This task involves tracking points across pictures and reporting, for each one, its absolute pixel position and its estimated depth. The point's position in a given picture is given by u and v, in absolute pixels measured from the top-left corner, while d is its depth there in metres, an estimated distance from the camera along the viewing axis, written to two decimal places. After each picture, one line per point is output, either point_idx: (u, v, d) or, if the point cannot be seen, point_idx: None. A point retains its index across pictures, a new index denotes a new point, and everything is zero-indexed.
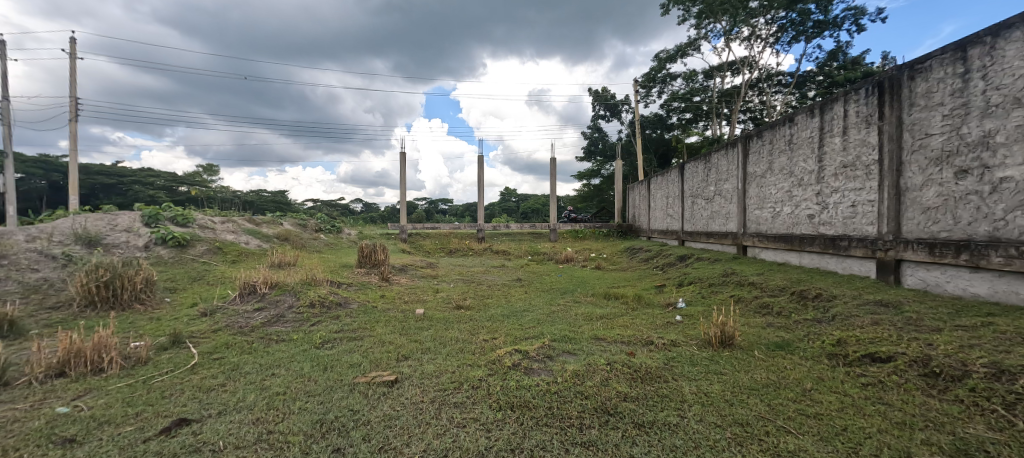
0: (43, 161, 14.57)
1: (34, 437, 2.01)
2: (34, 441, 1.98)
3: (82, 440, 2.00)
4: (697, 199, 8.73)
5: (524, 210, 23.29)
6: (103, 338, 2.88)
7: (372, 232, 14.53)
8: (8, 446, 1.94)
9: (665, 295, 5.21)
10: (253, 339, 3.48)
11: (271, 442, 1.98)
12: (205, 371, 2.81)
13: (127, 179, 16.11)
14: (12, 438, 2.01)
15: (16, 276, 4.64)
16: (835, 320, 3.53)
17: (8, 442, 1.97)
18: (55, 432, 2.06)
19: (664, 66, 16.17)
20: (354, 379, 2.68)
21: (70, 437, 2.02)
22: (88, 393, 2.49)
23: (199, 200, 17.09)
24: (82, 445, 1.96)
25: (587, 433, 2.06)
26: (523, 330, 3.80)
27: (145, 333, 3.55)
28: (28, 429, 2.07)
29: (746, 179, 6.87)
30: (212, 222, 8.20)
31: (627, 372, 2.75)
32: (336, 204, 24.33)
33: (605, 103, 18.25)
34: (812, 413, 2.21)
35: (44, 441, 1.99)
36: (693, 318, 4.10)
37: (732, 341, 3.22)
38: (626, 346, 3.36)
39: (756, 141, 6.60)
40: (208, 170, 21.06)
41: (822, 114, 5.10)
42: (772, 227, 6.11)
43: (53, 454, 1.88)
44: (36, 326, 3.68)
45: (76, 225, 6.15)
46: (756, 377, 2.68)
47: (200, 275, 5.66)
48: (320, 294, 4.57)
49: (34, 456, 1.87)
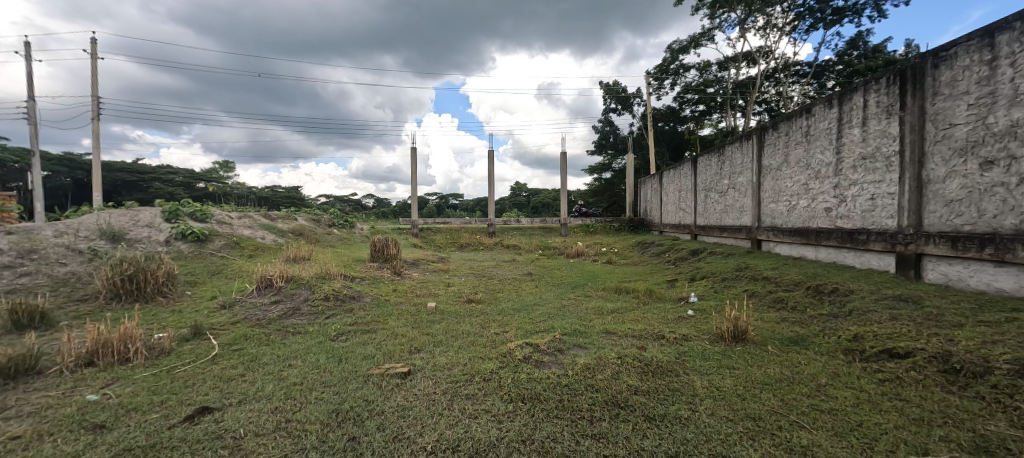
0: (69, 159, 15.03)
1: (67, 422, 2.11)
2: (67, 427, 2.07)
3: (111, 426, 2.09)
4: (710, 193, 8.61)
5: (534, 205, 23.24)
6: (129, 329, 2.97)
7: (383, 227, 14.72)
8: (40, 432, 2.03)
9: (677, 290, 5.17)
10: (271, 332, 3.57)
11: (289, 430, 2.04)
12: (225, 362, 2.89)
13: (147, 176, 16.53)
14: (45, 424, 2.10)
15: (45, 270, 4.82)
16: (852, 315, 3.47)
17: (42, 427, 2.07)
18: (86, 418, 2.15)
19: (677, 57, 15.89)
20: (367, 371, 2.74)
21: (100, 423, 2.11)
22: (116, 382, 2.59)
23: (216, 196, 17.46)
24: (112, 431, 2.05)
25: (597, 426, 2.08)
26: (534, 324, 3.82)
27: (167, 325, 3.66)
28: (59, 416, 2.17)
29: (761, 171, 6.74)
30: (229, 218, 8.37)
31: (638, 366, 2.75)
32: (349, 199, 24.65)
33: (616, 96, 18.02)
34: (827, 408, 2.19)
35: (75, 427, 2.07)
36: (706, 313, 4.07)
37: (745, 336, 3.19)
38: (637, 339, 3.36)
39: (771, 134, 6.47)
40: (225, 167, 21.52)
41: (840, 105, 4.99)
42: (787, 220, 6.01)
43: (85, 440, 1.97)
44: (65, 318, 3.82)
45: (100, 221, 6.36)
46: (770, 371, 2.66)
47: (219, 269, 5.80)
48: (334, 288, 4.64)
49: (67, 442, 1.96)
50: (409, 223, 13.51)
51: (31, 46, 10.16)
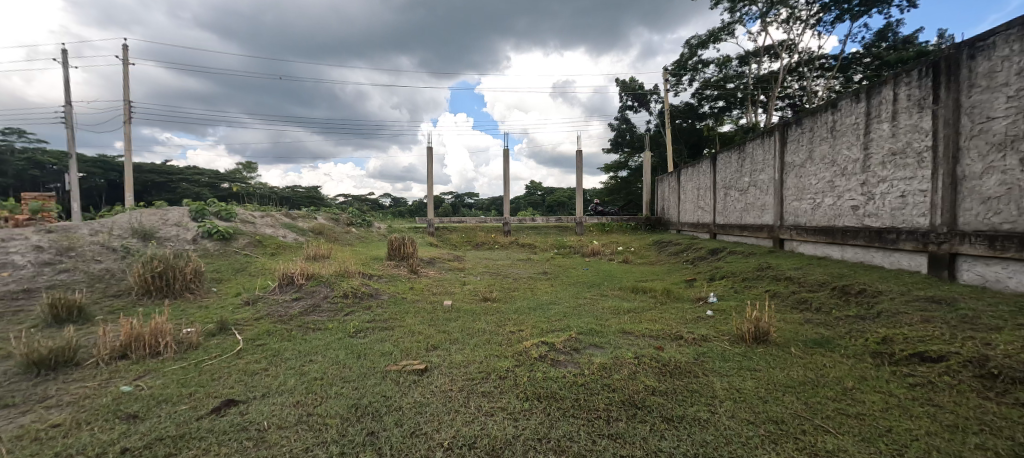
0: (103, 161, 15.64)
1: (103, 412, 2.20)
2: (103, 416, 2.16)
3: (143, 416, 2.16)
4: (730, 190, 8.42)
5: (550, 204, 23.18)
6: (160, 323, 3.08)
7: (400, 226, 14.87)
8: (79, 420, 2.12)
9: (696, 290, 5.08)
10: (293, 327, 3.65)
11: (311, 423, 2.08)
12: (249, 357, 2.97)
13: (175, 177, 17.13)
14: (84, 413, 2.19)
15: (82, 266, 5.04)
16: (881, 317, 3.35)
17: (81, 416, 2.16)
18: (120, 408, 2.23)
19: (695, 52, 15.59)
20: (385, 367, 2.77)
21: (134, 413, 2.19)
22: (148, 374, 2.69)
23: (240, 196, 17.95)
24: (144, 421, 2.13)
25: (614, 426, 2.06)
26: (550, 322, 3.80)
27: (195, 320, 3.79)
28: (96, 405, 2.26)
29: (784, 169, 6.55)
30: (252, 216, 8.59)
31: (655, 366, 2.71)
32: (366, 198, 25.01)
33: (633, 93, 17.80)
34: (853, 413, 2.12)
35: (111, 416, 2.16)
36: (725, 313, 3.98)
37: (767, 337, 3.12)
38: (655, 339, 3.31)
39: (795, 129, 6.28)
40: (248, 167, 22.11)
41: (868, 98, 4.82)
42: (811, 219, 5.84)
43: (120, 428, 2.05)
44: (100, 312, 3.99)
45: (132, 220, 6.61)
46: (793, 374, 2.59)
47: (243, 267, 5.97)
48: (353, 285, 4.72)
49: (103, 430, 2.04)
50: (425, 222, 13.62)
51: (68, 53, 10.60)
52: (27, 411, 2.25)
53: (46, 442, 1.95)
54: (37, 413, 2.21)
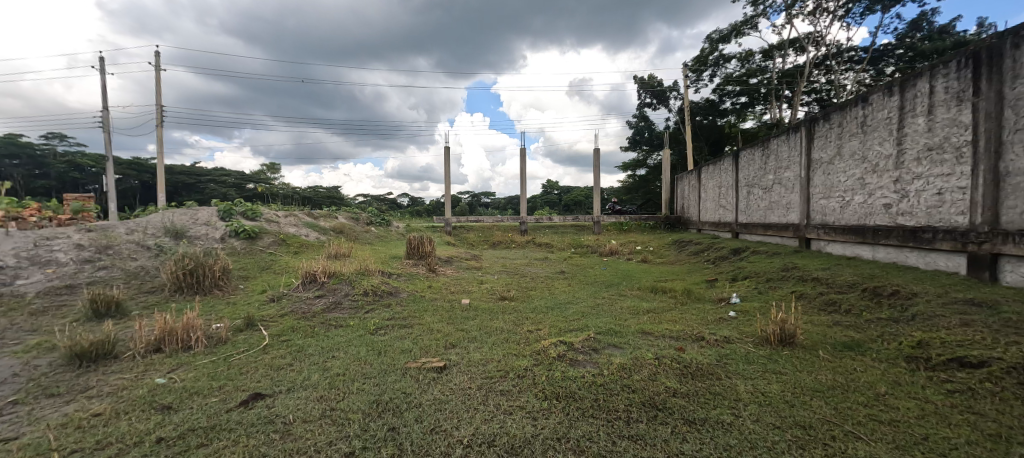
0: (137, 163, 16.29)
1: (140, 403, 2.29)
2: (140, 406, 2.25)
3: (177, 407, 2.25)
4: (754, 188, 8.21)
5: (567, 203, 23.05)
6: (191, 319, 3.20)
7: (418, 225, 15.03)
8: (118, 410, 2.22)
9: (717, 290, 4.97)
10: (315, 324, 3.73)
11: (334, 418, 2.12)
12: (274, 352, 3.05)
13: (204, 178, 17.73)
14: (122, 403, 2.29)
15: (119, 263, 5.27)
16: (916, 319, 3.21)
17: (120, 406, 2.26)
18: (156, 399, 2.32)
19: (716, 47, 15.24)
20: (405, 364, 2.80)
21: (168, 404, 2.27)
22: (180, 367, 2.79)
23: (264, 196, 18.45)
24: (177, 412, 2.20)
25: (635, 427, 2.03)
26: (567, 322, 3.78)
27: (224, 316, 3.91)
28: (134, 396, 2.36)
29: (811, 166, 6.34)
30: (276, 216, 8.81)
31: (676, 368, 2.67)
32: (385, 198, 25.36)
33: (651, 90, 17.53)
34: (886, 419, 2.04)
35: (147, 407, 2.25)
36: (749, 314, 3.88)
37: (793, 340, 3.02)
38: (675, 340, 3.25)
39: (822, 125, 6.07)
40: (272, 168, 22.69)
41: (902, 92, 4.62)
42: (840, 218, 5.64)
43: (155, 419, 2.13)
44: (136, 307, 4.16)
45: (165, 220, 6.86)
46: (821, 378, 2.51)
47: (268, 265, 6.13)
48: (373, 283, 4.79)
49: (140, 419, 2.13)
50: (443, 222, 13.72)
51: (105, 60, 11.09)
52: (71, 400, 2.36)
53: (89, 430, 2.04)
54: (80, 402, 2.32)
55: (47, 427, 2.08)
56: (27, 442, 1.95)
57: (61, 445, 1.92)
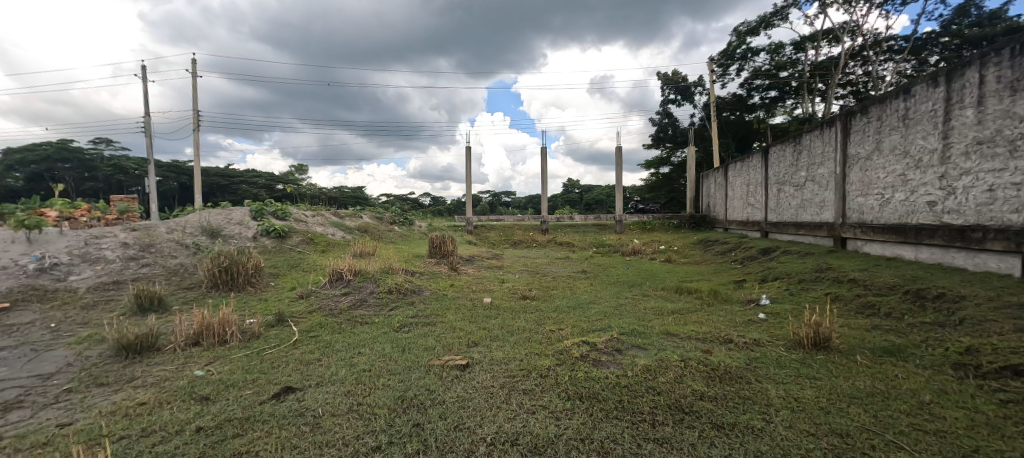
0: (176, 166, 17.05)
1: (180, 393, 2.39)
2: (180, 397, 2.35)
3: (214, 398, 2.33)
4: (785, 186, 7.92)
5: (588, 202, 22.83)
6: (227, 314, 3.31)
7: (441, 224, 15.18)
8: (161, 400, 2.31)
9: (746, 291, 4.83)
10: (342, 321, 3.81)
11: (360, 412, 2.16)
12: (304, 347, 3.13)
13: (237, 180, 18.40)
14: (164, 393, 2.39)
15: (161, 261, 5.52)
16: (963, 324, 3.03)
17: (162, 396, 2.36)
18: (195, 390, 2.42)
19: (744, 40, 14.78)
20: (429, 361, 2.83)
21: (206, 395, 2.36)
22: (217, 360, 2.89)
23: (293, 196, 18.99)
24: (214, 402, 2.29)
25: (660, 430, 1.98)
26: (590, 322, 3.74)
27: (256, 311, 4.05)
28: (175, 387, 2.47)
29: (846, 162, 6.07)
30: (304, 215, 9.05)
31: (703, 371, 2.59)
32: (407, 198, 25.71)
33: (676, 86, 17.15)
34: (931, 429, 1.92)
35: (187, 397, 2.35)
36: (780, 317, 3.75)
37: (828, 344, 2.90)
38: (701, 342, 3.17)
39: (859, 119, 5.80)
40: (300, 169, 23.35)
41: (948, 82, 4.37)
42: (878, 216, 5.38)
43: (195, 408, 2.22)
44: (177, 302, 4.35)
45: (202, 220, 7.15)
46: (860, 384, 2.39)
47: (297, 263, 6.31)
48: (396, 281, 4.85)
49: (181, 409, 2.22)
50: (465, 221, 13.81)
51: (146, 68, 11.67)
52: (119, 389, 2.49)
53: (135, 418, 2.14)
54: (127, 391, 2.44)
55: (97, 414, 2.19)
56: (80, 428, 2.06)
57: (110, 431, 2.02)
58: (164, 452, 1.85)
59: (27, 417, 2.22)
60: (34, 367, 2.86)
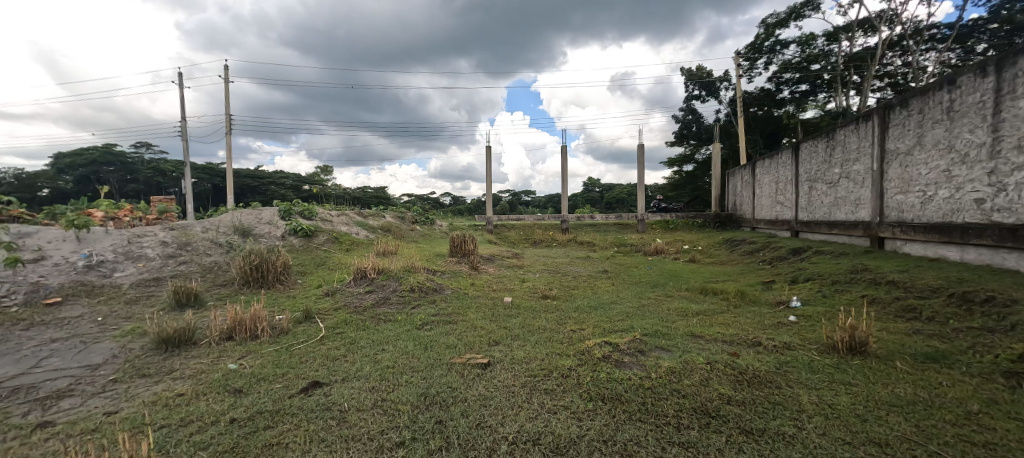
0: (209, 168, 17.74)
1: (215, 385, 2.47)
2: (215, 389, 2.43)
3: (247, 391, 2.40)
4: (817, 183, 7.62)
5: (609, 200, 22.57)
6: (258, 310, 3.41)
7: (461, 224, 15.28)
8: (197, 391, 2.40)
9: (775, 292, 4.67)
10: (366, 318, 3.87)
11: (384, 408, 2.18)
12: (330, 343, 3.19)
13: (266, 181, 18.99)
14: (201, 385, 2.48)
15: (196, 259, 5.74)
16: (1015, 330, 2.84)
17: (199, 388, 2.45)
18: (229, 383, 2.50)
19: (773, 32, 14.31)
20: (450, 359, 2.84)
21: (239, 387, 2.44)
22: (249, 354, 2.98)
23: (318, 197, 19.46)
24: (247, 395, 2.36)
25: (686, 434, 1.93)
26: (612, 322, 3.68)
27: (285, 308, 4.17)
28: (210, 379, 2.55)
29: (884, 157, 5.80)
30: (330, 215, 9.26)
31: (731, 374, 2.51)
32: (428, 198, 25.98)
33: (700, 81, 16.76)
34: (980, 441, 1.81)
35: (221, 389, 2.43)
36: (812, 320, 3.60)
37: (865, 348, 2.77)
38: (728, 345, 3.08)
39: (898, 112, 5.53)
40: (325, 170, 23.92)
41: (998, 72, 4.12)
42: (919, 214, 5.12)
43: (229, 400, 2.29)
44: (211, 299, 4.52)
45: (235, 219, 7.41)
46: (899, 391, 2.27)
47: (323, 261, 6.46)
48: (419, 280, 4.91)
49: (216, 400, 2.30)
50: (485, 220, 13.86)
51: (182, 75, 12.19)
52: (159, 381, 2.59)
53: (174, 408, 2.23)
54: (166, 383, 2.54)
55: (140, 403, 2.29)
56: (125, 416, 2.16)
57: (152, 420, 2.11)
58: (201, 441, 1.91)
59: (78, 405, 2.33)
60: (83, 358, 3.01)
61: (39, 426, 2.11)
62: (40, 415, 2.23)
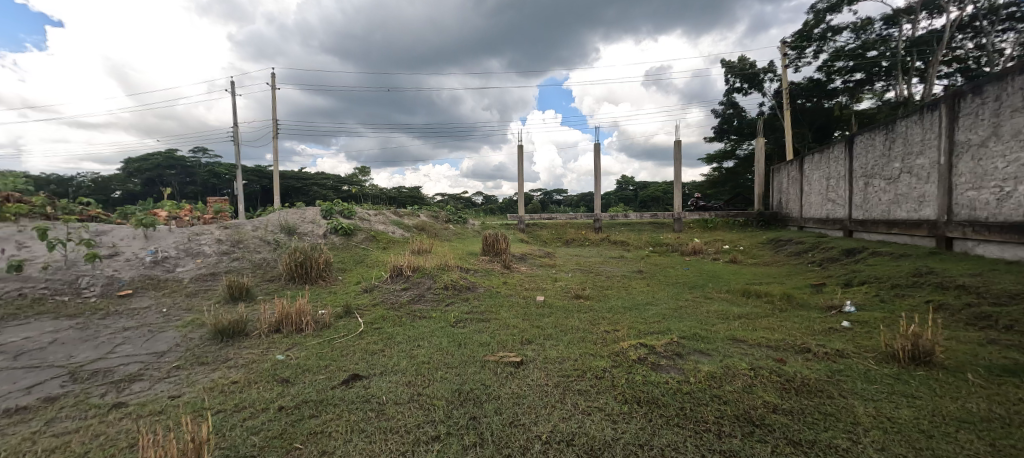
0: (258, 170, 18.74)
1: (265, 374, 2.59)
2: (265, 378, 2.55)
3: (293, 380, 2.50)
4: (874, 179, 7.10)
5: (644, 199, 22.04)
6: (302, 304, 3.55)
7: (494, 222, 15.37)
8: (249, 380, 2.52)
9: (825, 296, 4.39)
10: (403, 314, 3.96)
11: (421, 402, 2.20)
12: (369, 338, 3.27)
13: (308, 182, 19.83)
14: (252, 374, 2.61)
15: (247, 256, 6.07)
16: None
17: (250, 376, 2.57)
18: (277, 372, 2.62)
19: (823, 19, 13.49)
20: (484, 357, 2.84)
21: (286, 377, 2.54)
22: (294, 346, 3.11)
23: (357, 197, 20.10)
24: (293, 385, 2.46)
25: (727, 442, 1.84)
26: (647, 324, 3.57)
27: (327, 303, 4.33)
28: (261, 369, 2.68)
29: (953, 150, 5.32)
30: (368, 214, 9.54)
31: (777, 382, 2.37)
32: (461, 197, 26.30)
33: (742, 74, 16.04)
34: None
35: (270, 378, 2.54)
36: (868, 326, 3.36)
37: (931, 358, 2.54)
38: (774, 351, 2.91)
39: (970, 100, 5.07)
40: (363, 171, 24.71)
41: None
42: (995, 212, 4.67)
43: (277, 389, 2.39)
44: (261, 293, 4.76)
45: (281, 218, 7.77)
46: (970, 406, 2.07)
47: (361, 259, 6.65)
48: (452, 278, 4.96)
49: (266, 389, 2.41)
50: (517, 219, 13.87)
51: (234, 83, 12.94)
52: (216, 368, 2.74)
53: (229, 394, 2.35)
54: (222, 371, 2.69)
55: (200, 389, 2.43)
56: (187, 400, 2.30)
57: (211, 405, 2.23)
58: (252, 426, 2.00)
59: (147, 388, 2.50)
60: (150, 345, 3.24)
61: (114, 406, 2.28)
62: (116, 396, 2.41)
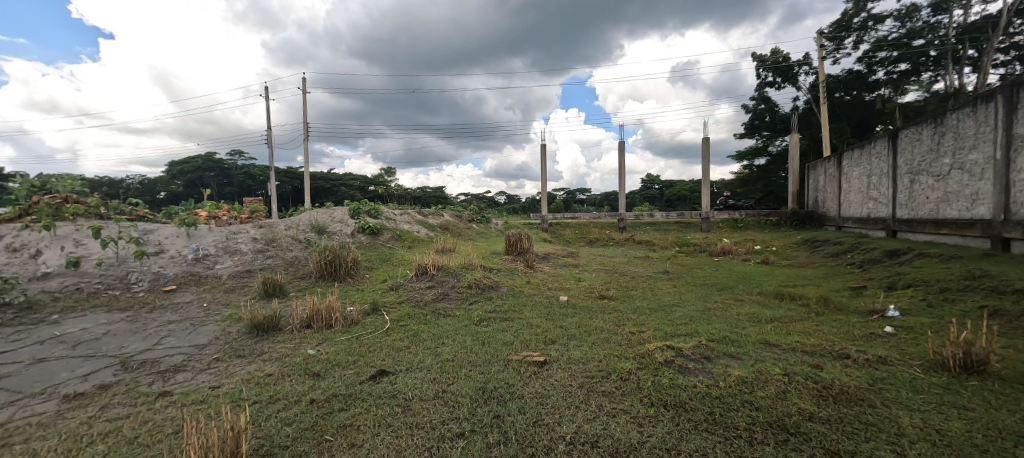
0: (290, 171, 19.40)
1: (297, 368, 2.67)
2: (297, 371, 2.62)
3: (324, 374, 2.56)
4: (921, 176, 6.70)
5: (671, 198, 21.57)
6: (332, 301, 3.62)
7: (517, 222, 15.37)
8: (283, 373, 2.60)
9: (866, 299, 4.17)
10: (427, 312, 3.99)
11: (446, 399, 2.22)
12: (395, 335, 3.32)
13: (337, 182, 20.37)
14: (285, 367, 2.69)
15: (280, 253, 6.27)
16: None
17: (284, 369, 2.65)
18: (309, 367, 2.69)
19: (864, 7, 12.84)
20: (508, 356, 2.83)
21: (317, 371, 2.61)
22: (325, 342, 3.18)
23: (383, 197, 20.51)
24: (324, 378, 2.52)
25: (760, 449, 1.76)
26: (675, 326, 3.48)
27: (355, 300, 4.42)
28: (294, 362, 2.76)
29: (1011, 144, 4.97)
30: (393, 214, 9.71)
31: (813, 388, 2.26)
32: (484, 197, 26.45)
33: (776, 67, 15.46)
34: None
35: (302, 372, 2.61)
36: (914, 332, 3.16)
37: (985, 367, 2.37)
38: (810, 356, 2.78)
39: None
40: (388, 171, 25.18)
41: None
42: None
43: (308, 383, 2.45)
44: (292, 290, 4.90)
45: (311, 218, 8.00)
46: None
47: (387, 257, 6.77)
48: (476, 277, 4.98)
49: (297, 382, 2.47)
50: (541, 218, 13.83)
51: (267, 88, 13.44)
52: (252, 361, 2.84)
53: (264, 386, 2.42)
54: (258, 364, 2.78)
55: (238, 380, 2.52)
56: (226, 391, 2.38)
57: (247, 396, 2.31)
58: (286, 418, 2.06)
59: (190, 378, 2.62)
60: (192, 338, 3.39)
61: (160, 394, 2.39)
62: (162, 385, 2.53)
